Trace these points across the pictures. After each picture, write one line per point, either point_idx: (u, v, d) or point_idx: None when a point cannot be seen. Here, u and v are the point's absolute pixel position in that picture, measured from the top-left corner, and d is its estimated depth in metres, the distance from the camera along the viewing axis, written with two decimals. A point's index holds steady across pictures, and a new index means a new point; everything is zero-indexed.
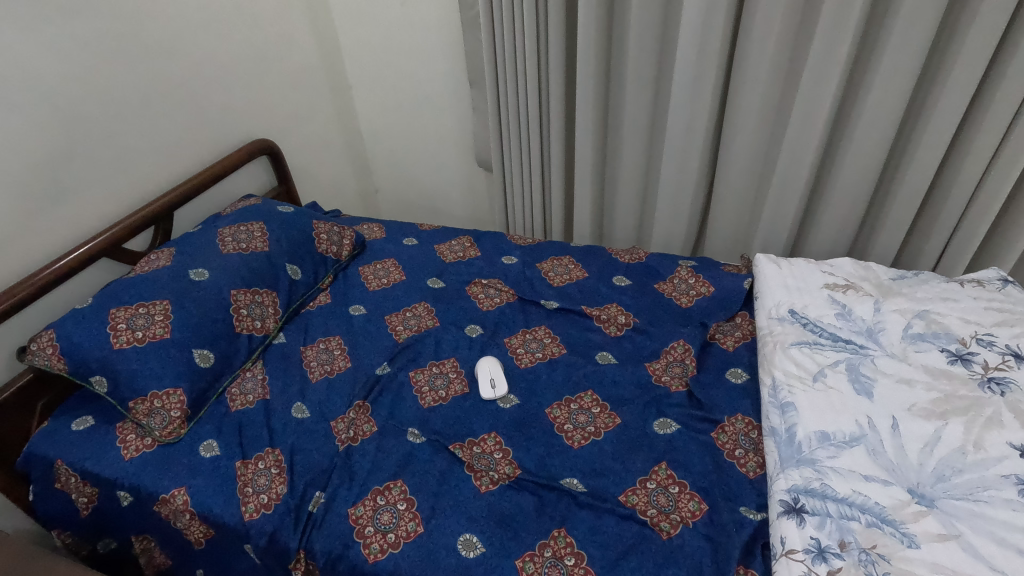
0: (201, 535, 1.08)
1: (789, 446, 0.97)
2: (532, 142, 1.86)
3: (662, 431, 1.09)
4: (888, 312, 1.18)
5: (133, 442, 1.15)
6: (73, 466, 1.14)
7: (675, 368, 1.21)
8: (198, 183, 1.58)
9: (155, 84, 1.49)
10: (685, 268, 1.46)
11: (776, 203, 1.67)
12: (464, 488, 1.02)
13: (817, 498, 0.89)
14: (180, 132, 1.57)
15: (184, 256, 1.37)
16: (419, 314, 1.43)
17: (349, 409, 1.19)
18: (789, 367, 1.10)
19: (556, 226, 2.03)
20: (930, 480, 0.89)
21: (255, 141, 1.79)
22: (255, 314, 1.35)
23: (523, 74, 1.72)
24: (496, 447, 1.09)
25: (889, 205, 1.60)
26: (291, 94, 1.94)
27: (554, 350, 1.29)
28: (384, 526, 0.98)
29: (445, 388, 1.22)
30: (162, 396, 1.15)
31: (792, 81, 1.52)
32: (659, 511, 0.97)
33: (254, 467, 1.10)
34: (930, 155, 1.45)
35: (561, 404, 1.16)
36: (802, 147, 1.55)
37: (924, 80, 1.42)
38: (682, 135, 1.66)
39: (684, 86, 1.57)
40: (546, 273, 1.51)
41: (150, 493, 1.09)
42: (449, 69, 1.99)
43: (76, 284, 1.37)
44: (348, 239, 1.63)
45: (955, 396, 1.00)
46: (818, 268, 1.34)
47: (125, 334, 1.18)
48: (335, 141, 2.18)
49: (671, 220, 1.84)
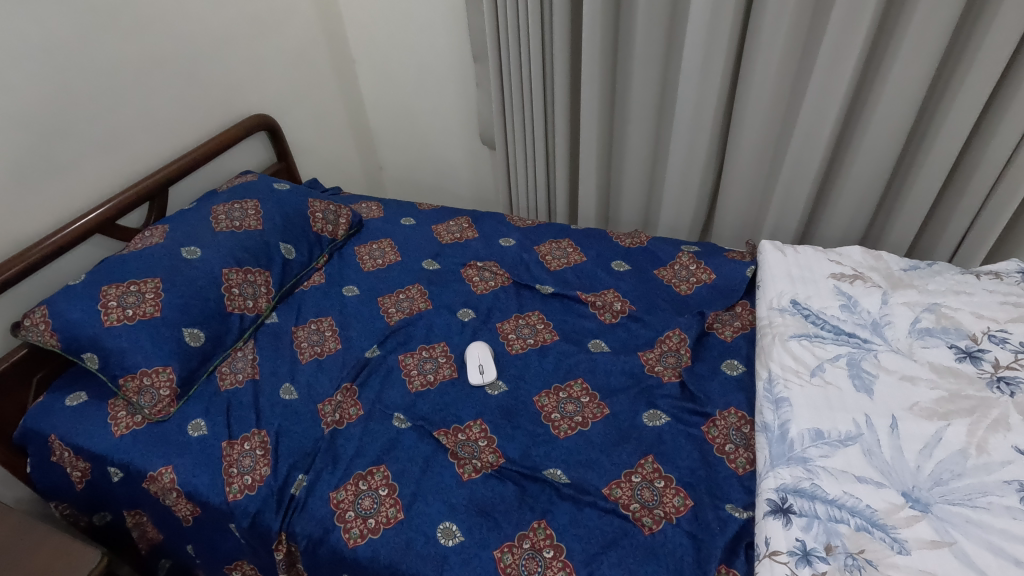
0: (189, 513, 1.09)
1: (781, 443, 0.94)
2: (536, 121, 1.80)
3: (651, 423, 1.05)
4: (896, 305, 1.13)
5: (123, 419, 1.16)
6: (66, 441, 1.16)
7: (670, 358, 1.17)
8: (194, 159, 1.56)
9: (146, 55, 1.45)
10: (686, 254, 1.41)
11: (787, 187, 1.61)
12: (447, 476, 1.01)
13: (806, 499, 0.85)
14: (174, 105, 1.54)
15: (178, 233, 1.36)
16: (412, 297, 1.41)
17: (336, 392, 1.18)
18: (786, 360, 1.06)
19: (561, 206, 1.99)
20: (927, 484, 0.85)
21: (253, 116, 1.76)
22: (247, 293, 1.34)
23: (526, 51, 1.66)
24: (481, 435, 1.07)
25: (907, 190, 1.52)
26: (291, 68, 1.89)
27: (546, 336, 1.26)
28: (365, 512, 0.98)
29: (434, 372, 1.21)
30: (151, 374, 1.16)
31: (809, 58, 1.44)
32: (643, 506, 0.94)
33: (240, 448, 1.09)
34: (955, 138, 1.37)
35: (550, 392, 1.13)
36: (817, 129, 1.48)
37: (951, 57, 1.33)
38: (691, 112, 1.59)
39: (693, 64, 1.50)
40: (543, 256, 1.47)
41: (139, 470, 1.10)
42: (454, 44, 1.93)
43: (70, 260, 1.37)
44: (344, 218, 1.61)
45: (960, 396, 0.96)
46: (826, 256, 1.29)
47: (116, 312, 1.18)
48: (338, 116, 2.15)
49: (677, 204, 1.79)
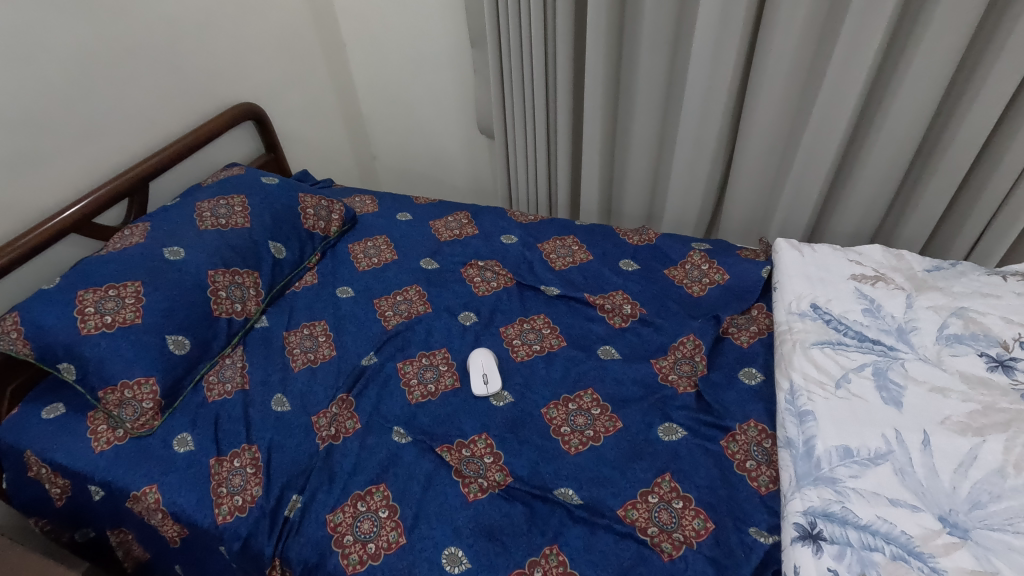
0: (176, 534, 1.02)
1: (806, 461, 0.88)
2: (537, 109, 1.72)
3: (667, 437, 1.00)
4: (921, 309, 1.07)
5: (103, 434, 1.08)
6: (42, 457, 1.08)
7: (684, 366, 1.11)
8: (176, 152, 1.47)
9: (122, 39, 1.35)
10: (698, 253, 1.35)
11: (799, 181, 1.54)
12: (451, 495, 0.95)
13: (836, 524, 0.80)
14: (154, 93, 1.45)
15: (159, 233, 1.27)
16: (410, 299, 1.33)
17: (331, 404, 1.11)
18: (809, 370, 1.00)
19: (562, 198, 1.91)
20: (964, 507, 0.80)
21: (239, 105, 1.66)
22: (235, 296, 1.27)
23: (527, 37, 1.58)
24: (486, 451, 1.01)
25: (923, 185, 1.46)
26: (278, 53, 1.79)
27: (553, 342, 1.19)
28: (364, 536, 0.92)
29: (434, 382, 1.14)
30: (133, 386, 1.08)
31: (826, 45, 1.37)
32: (661, 530, 0.88)
33: (229, 466, 1.03)
34: (978, 132, 1.30)
35: (559, 403, 1.07)
36: (833, 121, 1.41)
37: (976, 45, 1.26)
38: (700, 101, 1.51)
39: (704, 50, 1.42)
40: (548, 254, 1.40)
41: (122, 489, 1.03)
42: (450, 28, 1.83)
43: (44, 261, 1.28)
44: (337, 213, 1.53)
45: (993, 409, 0.91)
46: (844, 255, 1.23)
47: (93, 319, 1.10)
48: (328, 104, 2.05)
49: (683, 197, 1.72)
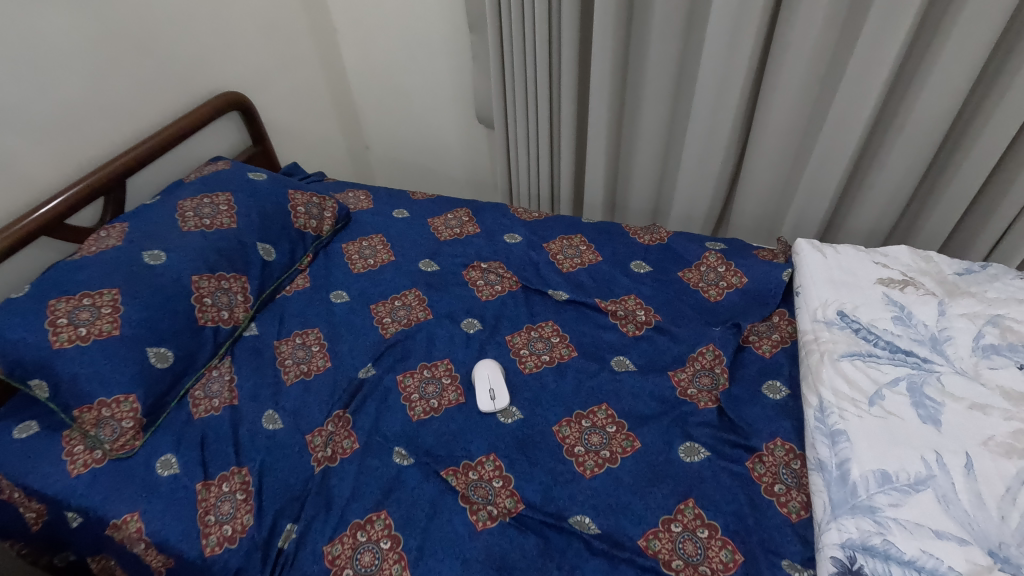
0: (161, 565, 0.93)
1: (842, 487, 0.82)
2: (539, 99, 1.62)
3: (688, 458, 0.93)
4: (955, 317, 1.01)
5: (80, 456, 1.00)
6: (14, 480, 0.99)
7: (704, 378, 1.04)
8: (155, 146, 1.37)
9: (92, 23, 1.24)
10: (713, 254, 1.28)
11: (815, 176, 1.47)
12: (458, 524, 0.88)
13: (878, 559, 0.74)
14: (129, 82, 1.34)
15: (138, 235, 1.18)
16: (409, 304, 1.25)
17: (327, 421, 1.04)
18: (839, 384, 0.94)
19: (565, 192, 1.83)
20: (1015, 539, 0.74)
21: (222, 94, 1.56)
22: (222, 303, 1.18)
23: (530, 22, 1.48)
24: (495, 474, 0.94)
25: (946, 181, 1.39)
26: (264, 38, 1.68)
27: (563, 352, 1.12)
28: (365, 570, 0.85)
29: (437, 397, 1.07)
30: (112, 404, 1.00)
31: (850, 33, 1.28)
32: (686, 562, 0.82)
33: (217, 491, 0.95)
34: (1008, 127, 1.23)
35: (572, 420, 1.01)
36: (855, 114, 1.33)
37: (1010, 33, 1.18)
38: (714, 91, 1.43)
39: (719, 37, 1.33)
40: (554, 255, 1.33)
41: (100, 518, 0.94)
42: (447, 12, 1.72)
43: (12, 266, 1.19)
44: (329, 211, 1.44)
45: None
46: (870, 257, 1.16)
47: (67, 331, 1.01)
48: (318, 92, 1.94)
49: (692, 192, 1.64)
